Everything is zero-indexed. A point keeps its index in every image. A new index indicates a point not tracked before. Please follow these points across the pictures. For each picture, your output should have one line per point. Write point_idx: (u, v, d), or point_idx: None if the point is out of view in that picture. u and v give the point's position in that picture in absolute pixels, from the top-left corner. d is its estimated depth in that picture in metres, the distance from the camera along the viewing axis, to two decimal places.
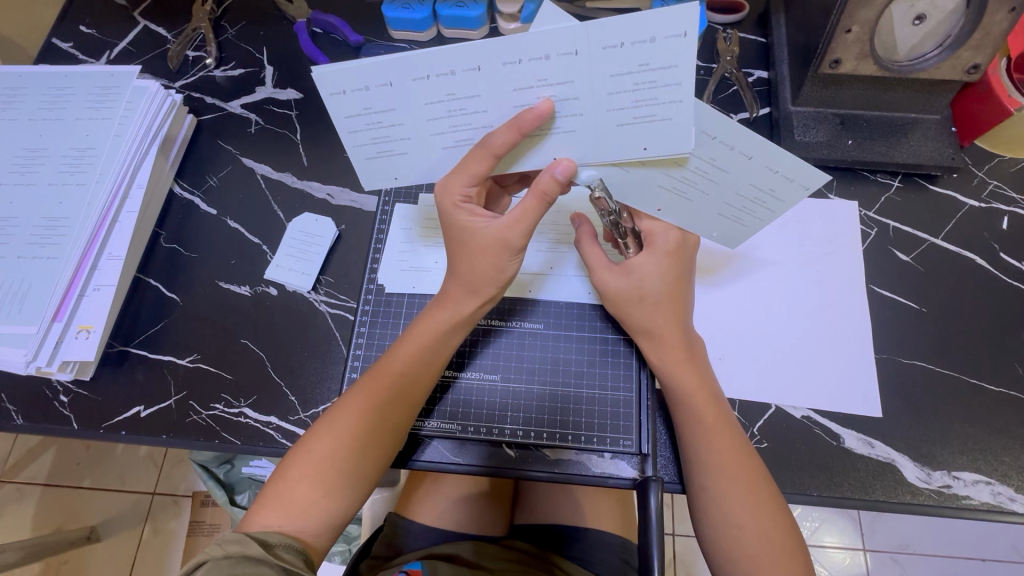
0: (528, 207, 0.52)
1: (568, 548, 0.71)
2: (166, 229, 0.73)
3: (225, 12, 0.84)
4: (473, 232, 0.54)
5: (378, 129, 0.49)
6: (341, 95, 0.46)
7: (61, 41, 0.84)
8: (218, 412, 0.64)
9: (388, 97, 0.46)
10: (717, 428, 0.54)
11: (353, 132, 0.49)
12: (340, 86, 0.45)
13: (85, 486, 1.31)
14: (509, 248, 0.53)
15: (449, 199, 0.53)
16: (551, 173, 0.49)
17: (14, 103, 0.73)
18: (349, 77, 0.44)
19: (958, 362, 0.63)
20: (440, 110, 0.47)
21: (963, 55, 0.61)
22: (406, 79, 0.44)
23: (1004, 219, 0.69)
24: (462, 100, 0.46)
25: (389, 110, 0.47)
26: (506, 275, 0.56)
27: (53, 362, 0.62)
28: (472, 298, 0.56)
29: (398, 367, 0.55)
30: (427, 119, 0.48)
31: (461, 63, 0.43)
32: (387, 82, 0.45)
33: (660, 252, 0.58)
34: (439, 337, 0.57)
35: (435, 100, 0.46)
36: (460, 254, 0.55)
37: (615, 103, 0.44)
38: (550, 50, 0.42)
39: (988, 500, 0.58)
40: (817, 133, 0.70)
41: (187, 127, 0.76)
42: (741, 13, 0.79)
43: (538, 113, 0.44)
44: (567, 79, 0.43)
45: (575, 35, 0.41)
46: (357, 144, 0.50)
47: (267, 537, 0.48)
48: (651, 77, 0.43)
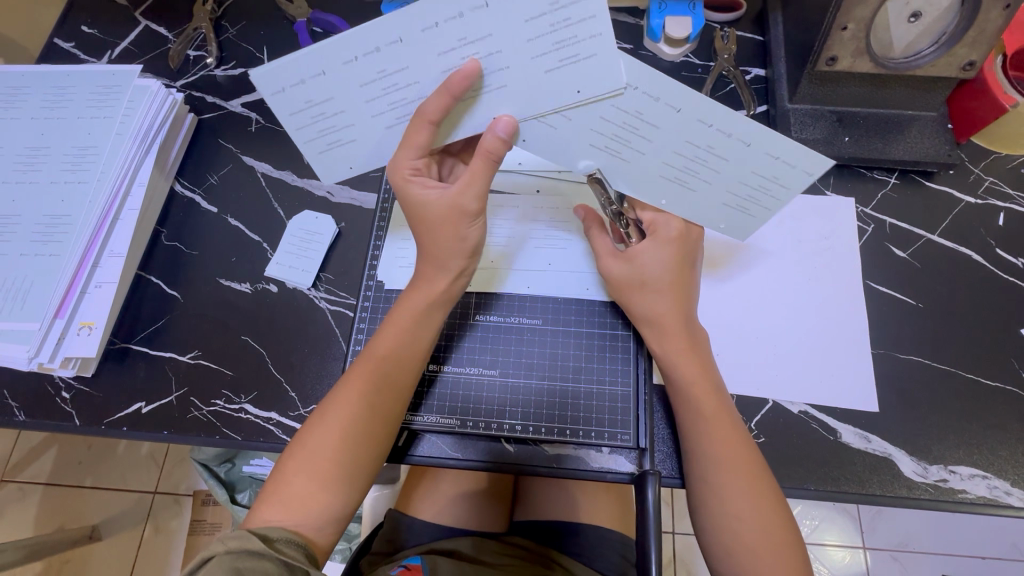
0: (475, 169, 0.52)
1: (568, 543, 0.71)
2: (167, 227, 0.73)
3: (225, 11, 0.84)
4: (426, 202, 0.54)
5: (323, 121, 0.52)
6: (280, 91, 0.49)
7: (63, 42, 0.85)
8: (219, 408, 0.64)
9: (322, 86, 0.49)
10: (716, 419, 0.55)
11: (299, 127, 0.53)
12: (278, 85, 0.49)
13: (86, 485, 1.31)
14: (466, 214, 0.54)
15: (399, 172, 0.53)
16: (494, 131, 0.50)
17: (16, 103, 0.74)
18: (282, 72, 0.48)
19: (955, 357, 0.63)
20: (375, 90, 0.50)
21: (958, 52, 0.61)
22: (335, 64, 0.48)
23: (1001, 215, 0.69)
24: (392, 75, 0.49)
25: (329, 100, 0.51)
26: (470, 245, 0.56)
27: (55, 359, 0.63)
28: (441, 274, 0.57)
29: (381, 351, 0.56)
30: (366, 101, 0.51)
31: (375, 38, 0.46)
32: (319, 71, 0.48)
33: (661, 241, 0.58)
34: (418, 319, 0.57)
35: (367, 80, 0.49)
36: (423, 229, 0.56)
37: (537, 50, 0.47)
38: (462, 6, 0.44)
39: (985, 494, 0.58)
40: (813, 130, 0.71)
41: (188, 126, 0.77)
42: (739, 11, 0.79)
43: (465, 72, 0.47)
44: (484, 34, 0.46)
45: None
46: (307, 139, 0.54)
47: (268, 533, 0.49)
48: (566, 23, 0.45)
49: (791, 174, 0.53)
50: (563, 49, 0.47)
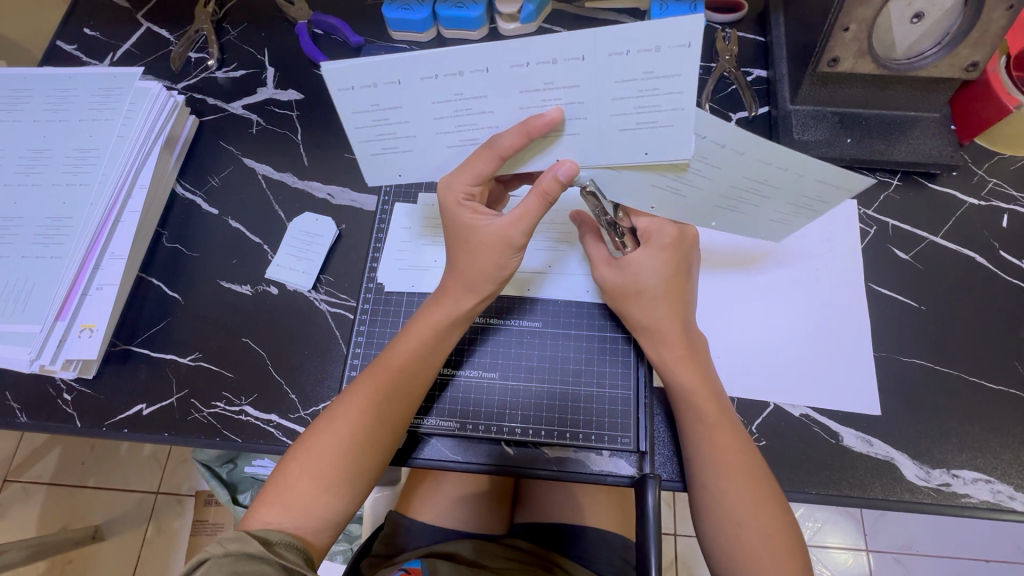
0: (530, 206, 0.52)
1: (567, 545, 0.71)
2: (168, 229, 0.73)
3: (226, 13, 0.84)
4: (476, 230, 0.54)
5: (384, 126, 0.49)
6: (348, 89, 0.46)
7: (65, 44, 0.85)
8: (220, 410, 0.64)
9: (396, 94, 0.46)
10: (719, 426, 0.55)
11: (360, 128, 0.50)
12: (347, 83, 0.46)
13: (89, 485, 1.32)
14: (511, 247, 0.54)
15: (453, 197, 0.53)
16: (554, 174, 0.50)
17: (18, 105, 0.74)
18: (359, 72, 0.45)
19: (958, 361, 0.63)
20: (447, 110, 0.48)
21: (961, 53, 0.61)
22: (414, 77, 0.45)
23: (1004, 217, 0.69)
24: (469, 100, 0.47)
25: (396, 107, 0.48)
26: (508, 273, 0.56)
27: (56, 360, 0.63)
28: (470, 294, 0.56)
29: (399, 362, 0.56)
30: (434, 118, 0.49)
31: (470, 65, 0.44)
32: (396, 79, 0.45)
33: (656, 248, 0.58)
34: (439, 333, 0.57)
35: (442, 99, 0.47)
36: (462, 252, 0.56)
37: (619, 108, 0.45)
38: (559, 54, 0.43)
39: (988, 499, 0.58)
40: (816, 132, 0.70)
41: (189, 128, 0.77)
42: (739, 12, 0.79)
43: (548, 119, 0.46)
44: (574, 83, 0.44)
45: (582, 41, 0.42)
46: (362, 140, 0.51)
47: (268, 536, 0.49)
48: (653, 85, 0.44)
49: (833, 196, 0.52)
50: (644, 114, 0.46)
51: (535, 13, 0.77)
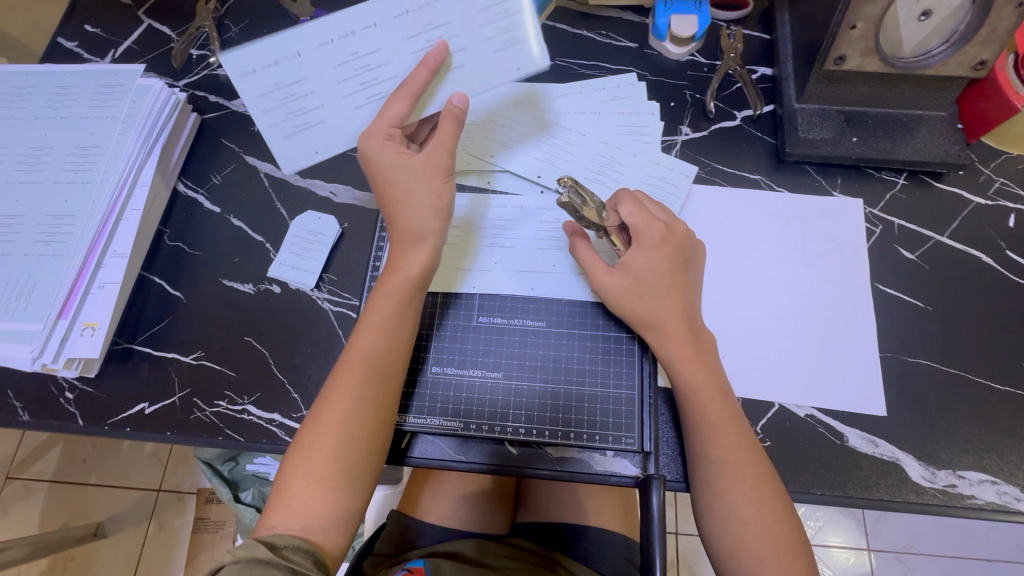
0: (444, 131, 0.56)
1: (571, 546, 0.71)
2: (170, 227, 0.73)
3: (228, 10, 0.84)
4: (401, 164, 0.56)
5: (292, 103, 0.58)
6: (267, 64, 0.56)
7: (66, 40, 0.84)
8: (223, 409, 0.64)
9: (300, 68, 0.57)
10: (723, 424, 0.54)
11: (267, 107, 0.58)
12: (248, 67, 0.56)
13: (91, 483, 1.32)
14: (441, 169, 0.57)
15: (375, 141, 0.55)
16: (451, 103, 0.56)
17: (19, 102, 0.73)
18: (252, 56, 0.55)
19: (964, 361, 0.63)
20: (274, 92, 0.57)
21: (969, 51, 0.61)
22: (310, 48, 0.56)
23: (1011, 217, 0.68)
24: (299, 93, 0.57)
25: (301, 81, 0.57)
26: (446, 203, 0.58)
27: (58, 359, 0.63)
28: (415, 247, 0.58)
29: (366, 346, 0.56)
30: (337, 82, 0.57)
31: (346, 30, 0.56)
32: (297, 53, 0.56)
33: (648, 246, 0.59)
34: (400, 303, 0.57)
35: (268, 87, 0.57)
36: (399, 198, 0.57)
37: (484, 32, 0.57)
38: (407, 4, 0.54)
39: (994, 500, 0.58)
40: (821, 131, 0.70)
41: (190, 125, 0.76)
42: (745, 9, 0.78)
43: (437, 52, 0.55)
44: (443, 19, 0.56)
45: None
46: (271, 122, 0.58)
47: (274, 540, 0.48)
48: (486, 16, 0.56)
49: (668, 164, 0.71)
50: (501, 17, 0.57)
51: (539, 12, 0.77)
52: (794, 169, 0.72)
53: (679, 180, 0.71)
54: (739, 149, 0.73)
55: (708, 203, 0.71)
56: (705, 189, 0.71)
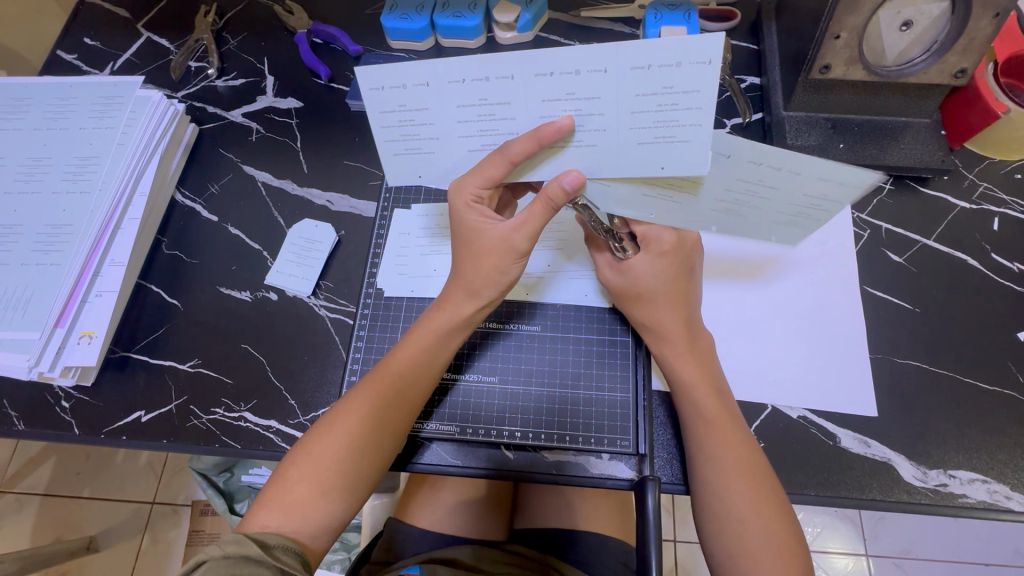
0: (535, 211, 0.52)
1: (567, 551, 0.71)
2: (167, 236, 0.73)
3: (227, 23, 0.85)
4: (483, 233, 0.55)
5: (409, 128, 0.50)
6: (378, 91, 0.47)
7: (66, 53, 0.86)
8: (219, 417, 0.64)
9: (425, 96, 0.47)
10: (719, 421, 0.55)
11: (385, 127, 0.50)
12: (380, 83, 0.46)
13: (84, 496, 1.31)
14: (514, 251, 0.54)
15: (462, 199, 0.53)
16: (560, 182, 0.50)
17: (18, 114, 0.74)
18: (390, 73, 0.46)
19: (952, 361, 0.64)
20: (471, 114, 0.48)
21: (949, 60, 0.62)
22: (443, 81, 0.46)
23: (996, 220, 0.70)
24: (493, 106, 0.47)
25: (423, 109, 0.48)
26: (509, 279, 0.56)
27: (55, 367, 0.63)
28: (472, 299, 0.57)
29: (401, 365, 0.56)
30: (457, 120, 0.49)
31: (496, 71, 0.44)
32: (425, 81, 0.46)
33: (655, 254, 0.58)
34: (439, 338, 0.57)
35: (467, 104, 0.47)
36: (466, 254, 0.56)
37: (637, 120, 0.46)
38: (582, 65, 0.43)
39: (985, 498, 0.58)
40: (809, 137, 0.71)
41: (189, 136, 0.77)
42: (732, 21, 0.81)
43: (558, 127, 0.46)
44: (595, 95, 0.45)
45: (605, 53, 0.42)
46: (386, 140, 0.51)
47: (265, 539, 0.48)
48: (673, 99, 0.44)
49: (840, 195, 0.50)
50: (661, 127, 0.46)
51: (531, 23, 0.80)
52: None
53: None
54: None
55: None
56: None
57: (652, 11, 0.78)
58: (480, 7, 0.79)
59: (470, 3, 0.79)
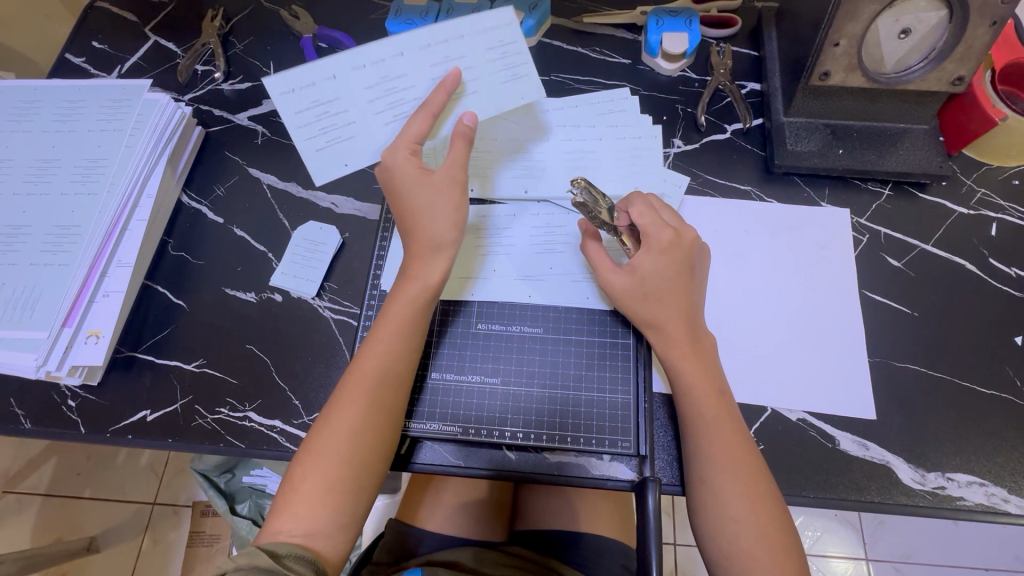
0: (458, 148, 0.59)
1: (569, 553, 0.71)
2: (174, 237, 0.74)
3: (233, 28, 0.86)
4: (426, 180, 0.58)
5: (324, 117, 0.60)
6: (291, 93, 0.59)
7: (74, 56, 0.87)
8: (224, 416, 0.65)
9: (332, 87, 0.59)
10: (719, 421, 0.55)
11: (300, 116, 0.59)
12: (288, 86, 0.58)
13: (85, 496, 1.31)
14: (458, 183, 0.59)
15: (398, 156, 0.58)
16: (464, 121, 0.59)
17: (28, 116, 0.75)
18: (301, 75, 0.58)
19: (949, 365, 0.64)
20: (377, 88, 0.59)
21: (947, 68, 0.63)
22: (346, 71, 0.58)
23: (993, 226, 0.70)
24: (393, 79, 0.59)
25: (335, 99, 0.59)
26: (464, 220, 0.59)
27: (62, 367, 0.64)
28: (436, 256, 0.59)
29: (381, 347, 0.57)
30: (370, 101, 0.60)
31: (389, 52, 0.58)
32: (332, 74, 0.58)
33: (655, 249, 0.60)
34: (415, 313, 0.58)
35: (372, 83, 0.59)
36: (423, 216, 0.59)
37: (493, 62, 0.60)
38: (446, 32, 0.58)
39: (982, 501, 0.59)
40: (809, 143, 0.72)
41: (195, 139, 0.78)
42: (733, 28, 0.81)
43: (455, 74, 0.58)
44: (456, 48, 0.59)
45: (439, 30, 0.58)
46: (307, 137, 0.60)
47: (276, 548, 0.49)
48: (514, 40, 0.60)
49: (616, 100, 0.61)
50: (515, 51, 0.59)
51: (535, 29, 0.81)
52: (784, 180, 0.74)
53: (674, 192, 0.72)
54: (729, 162, 0.75)
55: (699, 212, 0.73)
56: (696, 200, 0.73)
57: (653, 19, 0.79)
58: (484, 13, 0.80)
59: (474, 9, 0.80)
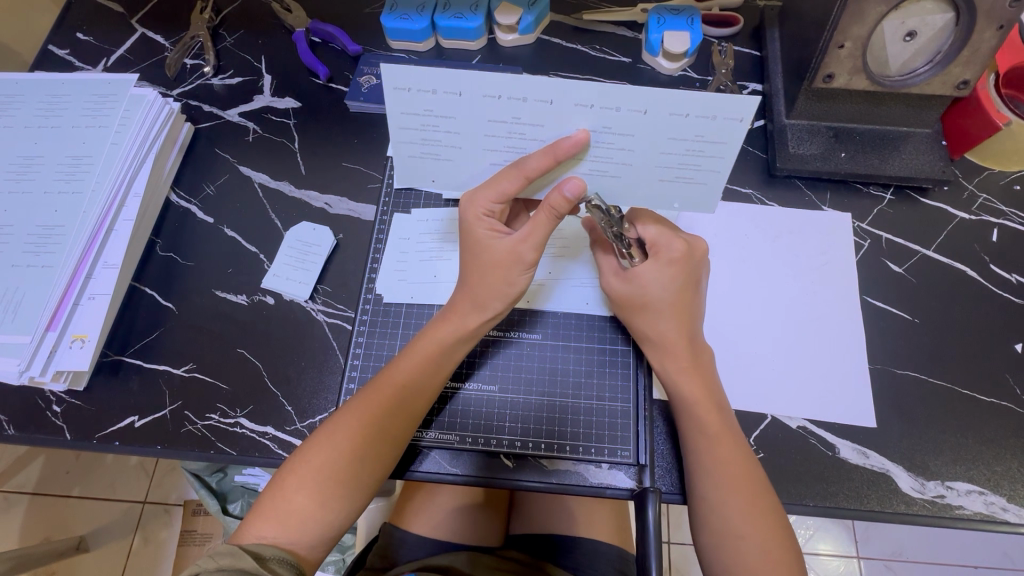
0: (539, 222, 0.53)
1: (564, 557, 0.71)
2: (162, 237, 0.72)
3: (223, 20, 0.84)
4: (491, 248, 0.56)
5: (431, 131, 0.49)
6: (403, 92, 0.45)
7: (57, 48, 0.84)
8: (215, 422, 0.63)
9: (451, 105, 0.46)
10: (720, 438, 0.55)
11: (405, 128, 0.49)
12: (404, 85, 0.45)
13: (74, 495, 1.29)
14: (521, 263, 0.55)
15: (473, 212, 0.54)
16: (562, 191, 0.51)
17: (10, 111, 0.73)
18: (419, 78, 0.44)
19: (950, 373, 0.64)
20: (500, 129, 0.48)
21: (952, 71, 0.62)
22: (475, 93, 0.45)
23: (995, 231, 0.70)
24: (524, 124, 0.48)
25: (449, 117, 0.47)
26: (515, 291, 0.57)
27: (46, 372, 0.62)
28: (478, 310, 0.57)
29: (400, 379, 0.55)
30: (486, 135, 0.49)
31: (535, 94, 0.45)
32: (456, 91, 0.45)
33: (664, 262, 0.57)
34: (442, 350, 0.57)
35: (498, 119, 0.47)
36: (473, 267, 0.57)
37: (664, 159, 0.49)
38: (623, 105, 0.45)
39: (981, 510, 0.59)
40: (810, 146, 0.71)
41: (184, 135, 0.76)
42: (735, 26, 0.80)
43: (574, 142, 0.47)
44: (629, 132, 0.47)
45: (650, 98, 0.44)
46: (404, 141, 0.50)
47: (261, 551, 0.48)
48: (701, 147, 0.48)
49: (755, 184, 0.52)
50: (686, 156, 0.49)
51: (533, 25, 0.79)
52: (785, 184, 0.73)
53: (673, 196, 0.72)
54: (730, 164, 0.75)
55: (700, 215, 0.72)
56: None
57: (655, 17, 0.77)
58: (482, 8, 0.78)
59: (471, 4, 0.78)
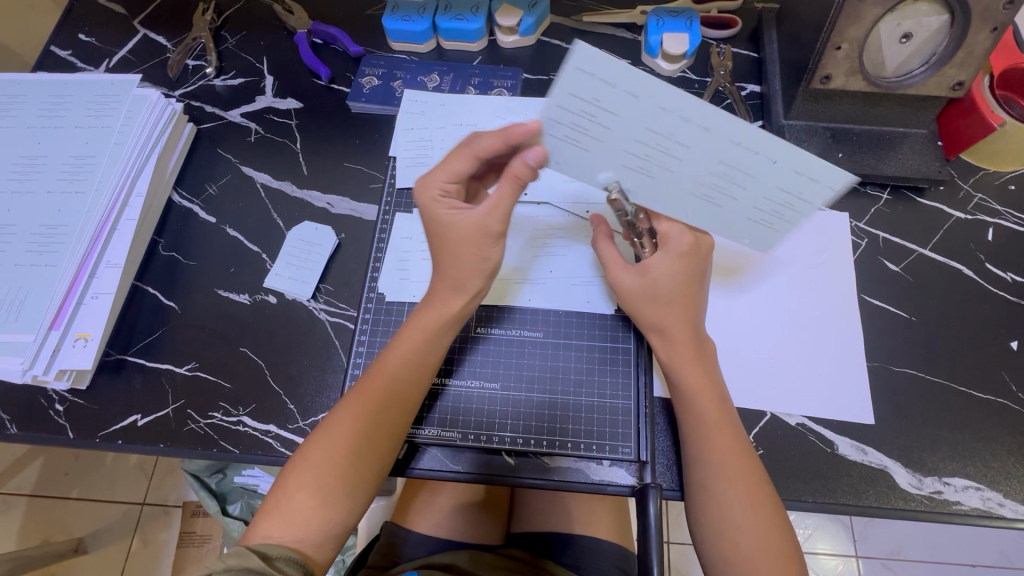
0: (504, 193, 0.53)
1: (564, 555, 0.71)
2: (164, 237, 0.73)
3: (225, 22, 0.85)
4: (455, 222, 0.56)
5: (584, 120, 0.46)
6: (585, 74, 0.42)
7: (60, 49, 0.84)
8: (217, 421, 0.64)
9: (620, 104, 0.44)
10: (721, 429, 0.55)
11: (561, 107, 0.45)
12: (592, 65, 0.42)
13: (73, 497, 1.29)
14: (490, 234, 0.55)
15: (429, 193, 0.56)
16: (524, 158, 0.51)
17: (12, 111, 0.73)
18: (609, 65, 0.41)
19: (947, 370, 0.65)
20: (647, 142, 0.47)
21: (947, 72, 0.63)
22: (651, 100, 0.43)
23: (990, 231, 0.71)
24: (673, 144, 0.47)
25: (612, 113, 0.45)
26: (490, 266, 0.56)
27: (49, 371, 0.62)
28: (458, 294, 0.57)
29: (394, 372, 0.56)
30: (633, 140, 0.47)
31: (705, 121, 0.44)
32: (636, 93, 0.43)
33: (674, 253, 0.58)
34: (429, 337, 0.57)
35: (653, 130, 0.46)
36: (441, 248, 0.57)
37: (765, 204, 0.51)
38: (769, 152, 0.46)
39: (979, 505, 0.59)
40: (808, 146, 0.72)
41: (186, 135, 0.76)
42: (733, 28, 0.81)
43: (526, 128, 0.50)
44: (756, 175, 0.48)
45: (793, 154, 0.46)
46: (552, 118, 0.47)
47: (268, 550, 0.48)
48: (804, 203, 0.50)
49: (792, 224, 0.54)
50: (786, 208, 0.51)
51: (534, 26, 0.80)
52: None
53: None
54: None
55: None
56: None
57: (654, 19, 0.78)
58: (482, 10, 0.79)
59: (472, 6, 0.79)
